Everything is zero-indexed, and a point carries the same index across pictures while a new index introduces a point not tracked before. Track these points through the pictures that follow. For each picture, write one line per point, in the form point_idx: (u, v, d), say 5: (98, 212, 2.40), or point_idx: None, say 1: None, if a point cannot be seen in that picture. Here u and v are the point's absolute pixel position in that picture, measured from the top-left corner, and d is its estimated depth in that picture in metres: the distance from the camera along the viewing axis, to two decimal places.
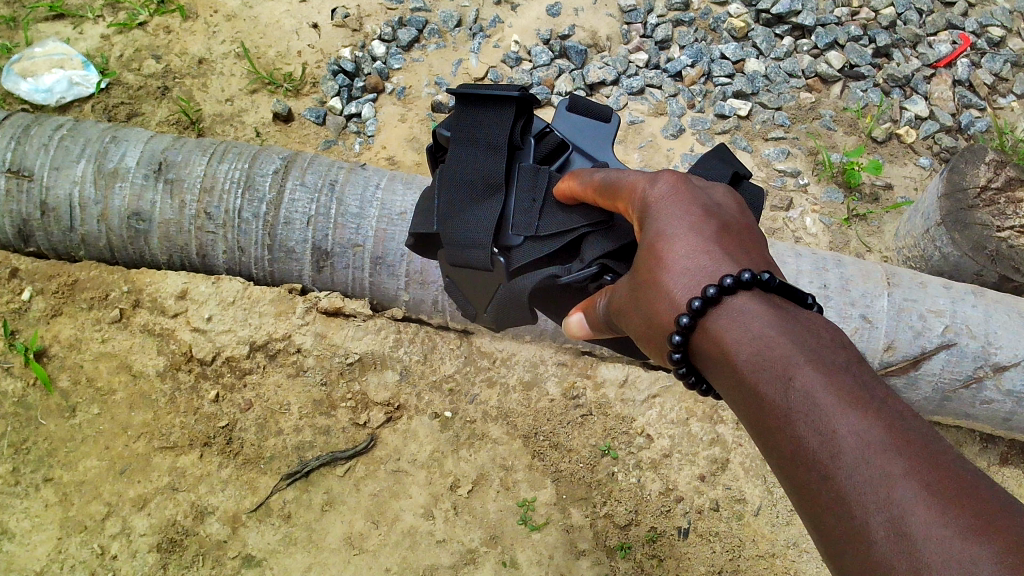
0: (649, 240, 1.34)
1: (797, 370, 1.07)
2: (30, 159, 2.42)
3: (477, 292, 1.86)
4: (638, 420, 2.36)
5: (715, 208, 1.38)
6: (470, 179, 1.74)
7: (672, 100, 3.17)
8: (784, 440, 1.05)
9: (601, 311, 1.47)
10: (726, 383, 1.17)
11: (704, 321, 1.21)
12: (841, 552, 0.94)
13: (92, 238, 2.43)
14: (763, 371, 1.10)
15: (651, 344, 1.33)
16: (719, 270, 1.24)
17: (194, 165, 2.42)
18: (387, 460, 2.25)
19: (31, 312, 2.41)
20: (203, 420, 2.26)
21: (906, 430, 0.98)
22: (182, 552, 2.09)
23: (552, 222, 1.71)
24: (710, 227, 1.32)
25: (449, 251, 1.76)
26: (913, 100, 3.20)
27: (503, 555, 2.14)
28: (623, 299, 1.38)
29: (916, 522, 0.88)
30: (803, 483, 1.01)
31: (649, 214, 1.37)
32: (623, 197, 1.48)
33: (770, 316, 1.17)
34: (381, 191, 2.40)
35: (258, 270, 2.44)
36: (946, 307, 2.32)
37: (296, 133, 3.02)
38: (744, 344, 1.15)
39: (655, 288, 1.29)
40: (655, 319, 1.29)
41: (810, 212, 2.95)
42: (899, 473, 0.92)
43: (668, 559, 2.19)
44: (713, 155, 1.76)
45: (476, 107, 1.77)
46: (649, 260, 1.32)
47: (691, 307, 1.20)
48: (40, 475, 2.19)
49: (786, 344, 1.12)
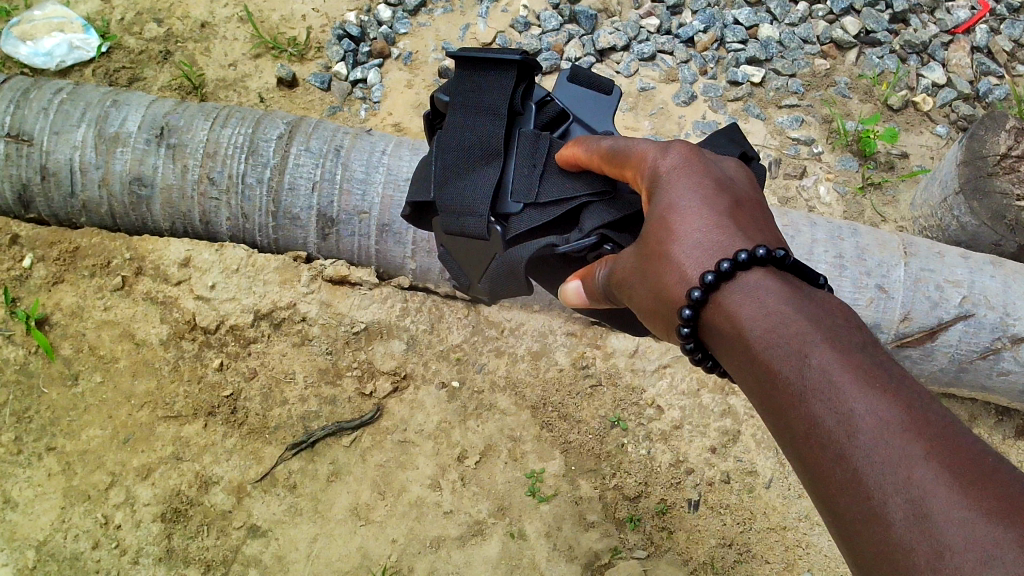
0: (659, 211, 1.31)
1: (813, 349, 1.05)
2: (29, 123, 2.37)
3: (470, 260, 1.78)
4: (649, 391, 2.33)
5: (728, 182, 1.35)
6: (468, 144, 1.69)
7: (684, 66, 3.11)
8: (798, 419, 1.02)
9: (600, 281, 1.44)
10: (737, 360, 1.15)
11: (716, 296, 1.18)
12: (856, 535, 0.92)
13: (93, 204, 2.39)
14: (778, 348, 1.08)
15: (656, 318, 1.31)
16: (734, 244, 1.22)
17: (196, 130, 2.37)
18: (394, 431, 2.22)
19: (32, 279, 2.37)
20: (207, 389, 2.23)
21: (925, 411, 0.95)
22: (187, 523, 2.07)
23: (553, 189, 1.67)
24: (722, 202, 1.29)
25: (445, 219, 1.71)
26: (930, 67, 3.14)
27: (511, 527, 2.12)
28: (626, 270, 1.35)
29: (936, 504, 0.86)
30: (816, 463, 0.98)
31: (660, 185, 1.34)
32: (630, 165, 1.44)
33: (784, 294, 1.15)
34: (387, 156, 2.35)
35: (263, 238, 2.40)
36: (964, 277, 2.27)
37: (300, 99, 2.97)
38: (758, 321, 1.12)
39: (665, 261, 1.26)
40: (663, 292, 1.26)
41: (824, 179, 2.90)
42: (918, 455, 0.90)
43: (678, 531, 2.16)
44: (719, 135, 1.71)
45: (476, 70, 1.72)
46: (659, 232, 1.29)
47: (703, 280, 1.18)
48: (42, 444, 2.16)
49: (801, 322, 1.09)
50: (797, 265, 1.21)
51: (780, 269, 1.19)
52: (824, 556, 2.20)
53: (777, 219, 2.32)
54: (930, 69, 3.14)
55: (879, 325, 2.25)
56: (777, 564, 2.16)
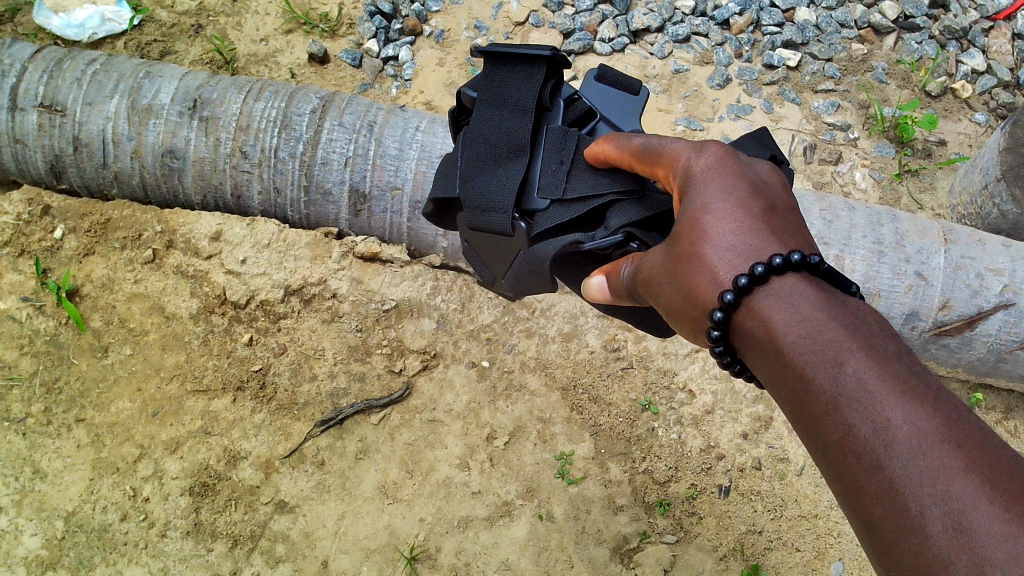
0: (689, 210, 1.29)
1: (848, 356, 1.03)
2: (63, 93, 2.36)
3: (495, 256, 1.74)
4: (680, 374, 2.30)
5: (761, 185, 1.32)
6: (495, 141, 1.65)
7: (718, 48, 3.08)
8: (831, 427, 1.00)
9: (626, 279, 1.42)
10: (767, 364, 1.12)
11: (749, 299, 1.16)
12: (891, 546, 0.90)
13: (125, 175, 2.38)
14: (812, 355, 1.06)
15: (684, 320, 1.28)
16: (768, 249, 1.21)
17: (229, 103, 2.35)
18: (423, 410, 2.20)
19: (64, 250, 2.37)
20: (237, 363, 2.22)
21: (963, 423, 0.93)
22: (215, 497, 2.06)
23: (580, 185, 1.63)
24: (756, 206, 1.27)
25: (469, 214, 1.67)
26: (970, 53, 3.09)
27: (540, 509, 2.10)
28: (654, 270, 1.33)
29: (977, 518, 0.84)
30: (849, 472, 0.97)
31: (692, 186, 1.31)
32: (661, 163, 1.41)
33: (819, 300, 1.13)
34: (421, 132, 2.32)
35: (294, 213, 2.39)
36: (1006, 266, 2.23)
37: (331, 76, 2.95)
38: (791, 326, 1.10)
39: (697, 263, 1.24)
40: (693, 294, 1.24)
41: (859, 166, 2.86)
42: (958, 467, 0.88)
43: (708, 517, 2.14)
44: (749, 138, 1.63)
45: (505, 65, 1.68)
46: (689, 232, 1.26)
47: (736, 284, 1.16)
48: (72, 415, 2.16)
49: (836, 330, 1.07)
50: (830, 271, 1.19)
51: (813, 275, 1.17)
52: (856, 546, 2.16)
53: (815, 202, 2.27)
54: (970, 55, 3.09)
55: (918, 313, 2.21)
56: (808, 552, 2.13)
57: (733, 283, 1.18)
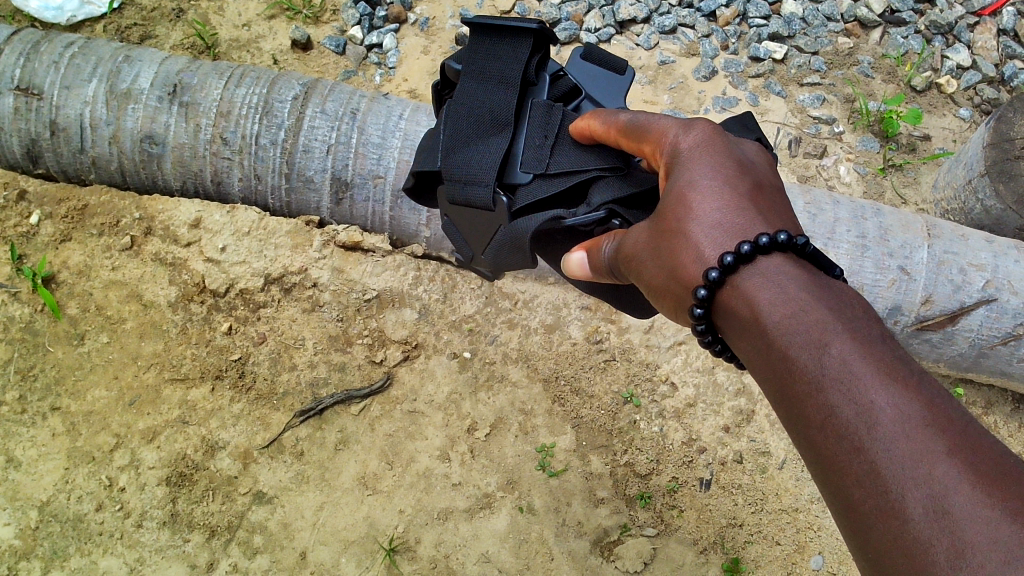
0: (675, 186, 1.27)
1: (833, 338, 1.02)
2: (40, 76, 2.32)
3: (475, 232, 1.71)
4: (663, 366, 2.29)
5: (749, 166, 1.32)
6: (479, 115, 1.63)
7: (705, 40, 3.06)
8: (813, 408, 0.99)
9: (607, 255, 1.40)
10: (750, 344, 1.12)
11: (734, 277, 1.15)
12: (869, 528, 0.90)
13: (103, 160, 2.34)
14: (797, 335, 1.05)
15: (666, 297, 1.27)
16: (753, 228, 1.20)
17: (210, 88, 2.32)
18: (404, 401, 2.19)
19: (40, 237, 2.33)
20: (215, 353, 2.20)
21: (946, 408, 0.93)
22: (192, 487, 2.04)
23: (564, 160, 1.61)
24: (743, 185, 1.26)
25: (450, 188, 1.64)
26: (955, 48, 3.09)
27: (520, 501, 2.09)
28: (637, 246, 1.31)
29: (958, 501, 0.84)
30: (830, 453, 0.96)
31: (679, 163, 1.29)
32: (649, 140, 1.39)
33: (804, 281, 1.13)
34: (404, 120, 2.30)
35: (275, 201, 2.37)
36: (988, 261, 2.23)
37: (314, 63, 2.92)
38: (776, 306, 1.10)
39: (682, 240, 1.23)
40: (677, 271, 1.23)
41: (844, 160, 2.86)
42: (941, 451, 0.88)
43: (688, 510, 2.13)
44: (732, 121, 1.60)
45: (492, 37, 1.66)
46: (674, 209, 1.25)
47: (723, 261, 1.14)
48: (47, 404, 2.13)
49: (821, 310, 1.06)
50: (816, 253, 1.18)
51: (799, 257, 1.16)
52: (836, 540, 2.16)
53: (799, 195, 2.28)
54: (955, 51, 3.09)
55: (900, 307, 2.22)
56: (788, 546, 2.13)
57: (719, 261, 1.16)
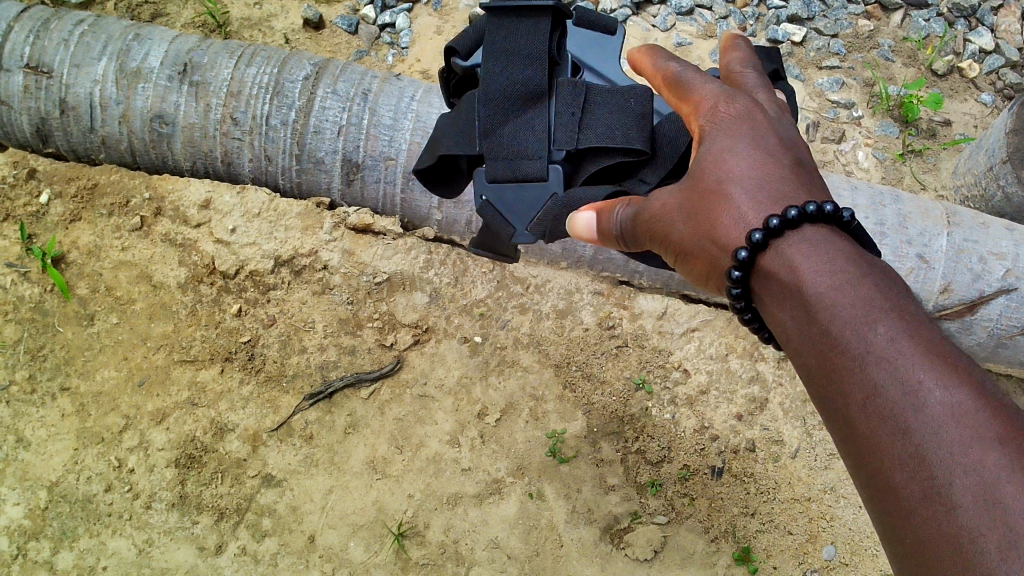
0: (718, 147, 1.27)
1: (878, 315, 1.02)
2: (49, 54, 2.30)
3: (507, 217, 1.69)
4: (676, 353, 2.26)
5: (790, 142, 1.32)
6: (510, 95, 1.59)
7: (722, 22, 3.02)
8: (855, 383, 0.99)
9: (620, 220, 1.38)
10: (789, 313, 1.11)
11: (776, 243, 1.14)
12: (911, 511, 0.90)
13: (113, 140, 2.32)
14: (841, 308, 1.05)
15: (698, 258, 1.26)
16: (797, 198, 1.20)
17: (220, 68, 2.30)
18: (413, 384, 2.17)
19: (50, 216, 2.31)
20: (225, 334, 2.19)
21: (992, 395, 0.94)
22: (201, 469, 2.03)
23: (600, 136, 1.59)
24: (785, 159, 1.26)
25: (491, 168, 1.62)
26: (977, 32, 3.03)
27: (530, 487, 2.07)
28: (666, 207, 1.30)
29: (1008, 489, 0.84)
30: (872, 428, 0.96)
31: (722, 130, 1.29)
32: (688, 100, 1.39)
33: (848, 252, 1.13)
34: (416, 102, 2.28)
35: (285, 181, 2.34)
36: (1009, 250, 2.20)
37: (326, 42, 2.89)
38: (820, 276, 1.09)
39: (723, 202, 1.22)
40: (714, 234, 1.23)
41: (863, 145, 2.82)
42: (990, 438, 0.88)
43: (700, 499, 2.11)
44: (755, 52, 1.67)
45: (506, 16, 1.60)
46: (717, 171, 1.25)
47: (767, 225, 1.13)
48: (56, 384, 2.12)
49: (867, 284, 1.07)
50: (858, 229, 1.18)
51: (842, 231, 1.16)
52: (849, 530, 2.13)
53: None
54: (978, 34, 3.03)
55: (918, 297, 2.19)
56: (800, 535, 2.11)
57: (762, 223, 1.15)
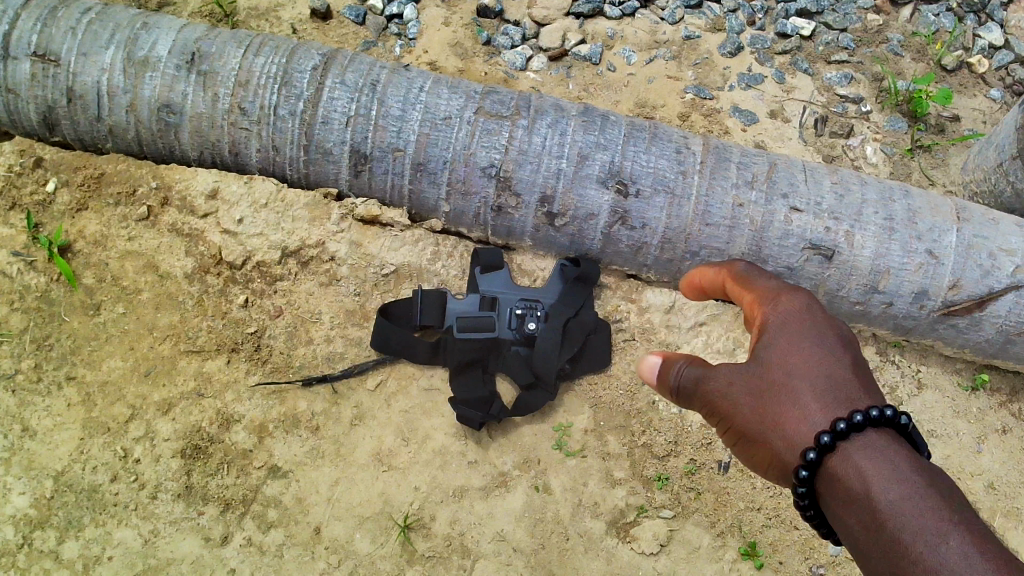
0: (783, 339, 1.29)
1: (947, 528, 1.02)
2: (57, 42, 2.28)
3: None
4: (683, 347, 2.26)
5: (849, 340, 1.33)
6: None
7: (731, 15, 3.01)
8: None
9: (687, 379, 1.33)
10: (856, 520, 1.11)
11: (840, 451, 1.16)
12: None
13: (120, 129, 2.31)
14: (912, 520, 1.04)
15: (768, 471, 1.27)
16: (859, 400, 1.21)
17: (229, 57, 2.30)
18: (420, 377, 2.17)
19: (56, 205, 2.30)
20: (231, 325, 2.18)
21: None
22: (207, 460, 2.03)
23: None
24: (845, 359, 1.27)
25: None
26: (987, 27, 3.05)
27: (536, 480, 2.07)
28: (727, 386, 1.29)
29: None
30: None
31: (784, 330, 1.30)
32: (752, 291, 1.41)
33: (912, 457, 1.13)
34: (425, 93, 2.29)
35: (293, 172, 2.34)
36: (1019, 246, 2.20)
37: (334, 33, 2.87)
38: (891, 486, 1.09)
39: (790, 399, 1.24)
40: (778, 425, 1.24)
41: (871, 140, 2.81)
42: None
43: (707, 493, 2.11)
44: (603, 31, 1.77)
45: None
46: (784, 370, 1.26)
47: (837, 427, 1.15)
48: (63, 373, 2.09)
49: (935, 495, 1.07)
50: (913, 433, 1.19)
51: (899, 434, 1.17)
52: None
53: (827, 176, 2.30)
54: (987, 30, 3.05)
55: (927, 292, 2.20)
56: (806, 530, 2.11)
57: (831, 424, 1.17)
